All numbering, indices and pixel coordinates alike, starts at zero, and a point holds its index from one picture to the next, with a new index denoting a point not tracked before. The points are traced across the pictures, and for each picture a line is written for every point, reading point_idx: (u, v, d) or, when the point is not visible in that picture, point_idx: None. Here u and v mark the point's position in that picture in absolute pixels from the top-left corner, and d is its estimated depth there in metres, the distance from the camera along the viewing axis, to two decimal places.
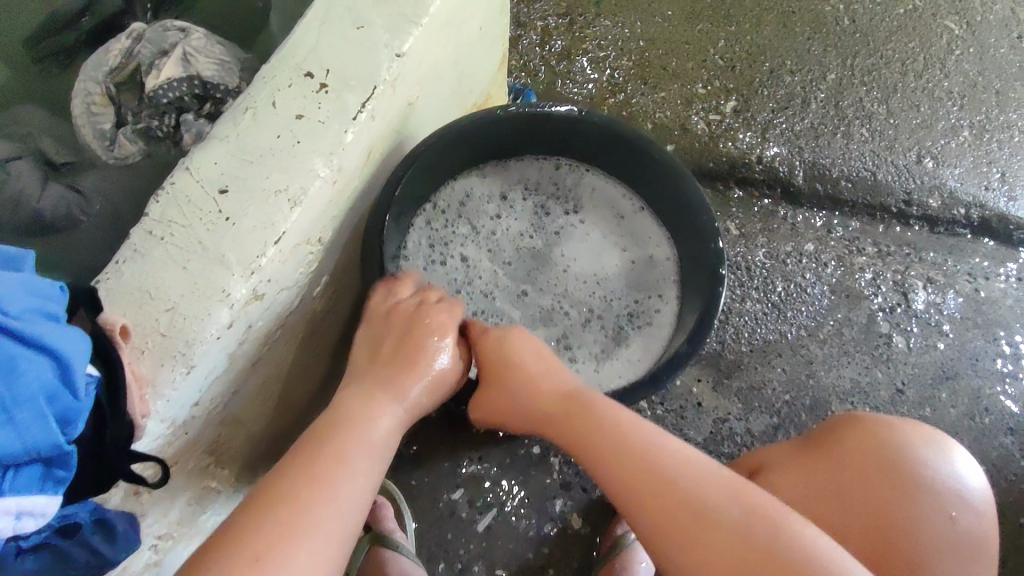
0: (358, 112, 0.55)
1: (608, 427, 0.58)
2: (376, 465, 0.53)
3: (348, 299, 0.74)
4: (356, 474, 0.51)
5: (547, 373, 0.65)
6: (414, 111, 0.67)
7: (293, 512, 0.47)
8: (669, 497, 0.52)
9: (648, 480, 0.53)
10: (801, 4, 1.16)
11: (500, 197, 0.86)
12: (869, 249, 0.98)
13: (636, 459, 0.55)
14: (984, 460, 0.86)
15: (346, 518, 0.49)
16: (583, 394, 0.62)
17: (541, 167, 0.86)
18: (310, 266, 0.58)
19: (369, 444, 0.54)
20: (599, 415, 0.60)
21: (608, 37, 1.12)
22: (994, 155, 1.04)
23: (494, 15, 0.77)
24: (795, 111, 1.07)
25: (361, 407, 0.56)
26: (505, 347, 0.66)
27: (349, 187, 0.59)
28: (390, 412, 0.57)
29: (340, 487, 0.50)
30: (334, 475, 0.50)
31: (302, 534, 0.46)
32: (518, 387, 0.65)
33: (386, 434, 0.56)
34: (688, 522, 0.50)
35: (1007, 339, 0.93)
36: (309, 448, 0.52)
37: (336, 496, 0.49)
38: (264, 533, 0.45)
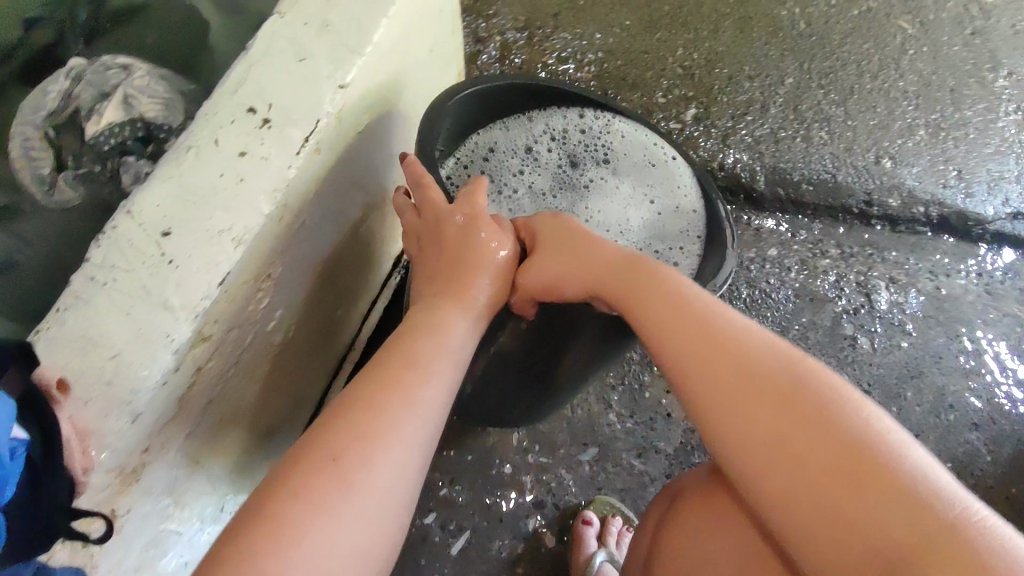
0: (302, 146, 0.55)
1: (662, 299, 0.57)
2: (451, 374, 0.58)
3: (311, 329, 0.74)
4: (432, 383, 0.56)
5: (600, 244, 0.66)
6: (364, 139, 0.67)
7: (370, 420, 0.51)
8: (724, 364, 0.51)
9: (701, 353, 0.52)
10: (756, 9, 1.17)
11: (526, 148, 0.87)
12: (832, 251, 0.99)
13: (698, 329, 0.54)
14: (949, 457, 0.87)
15: (423, 424, 0.54)
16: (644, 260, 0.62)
17: (567, 117, 0.85)
18: (261, 302, 0.58)
19: (445, 357, 0.59)
20: (656, 287, 0.58)
21: (567, 49, 1.12)
22: (950, 152, 1.06)
23: (445, 35, 0.77)
24: (755, 116, 1.08)
25: (434, 319, 0.61)
26: (556, 225, 0.69)
27: (297, 220, 0.59)
28: (461, 323, 0.62)
29: (418, 397, 0.54)
30: (410, 384, 0.55)
31: (383, 438, 0.51)
32: (571, 258, 0.65)
33: (460, 344, 0.61)
34: (736, 392, 0.49)
35: (969, 335, 0.94)
36: (385, 361, 0.57)
37: (415, 402, 0.54)
38: (344, 435, 0.50)
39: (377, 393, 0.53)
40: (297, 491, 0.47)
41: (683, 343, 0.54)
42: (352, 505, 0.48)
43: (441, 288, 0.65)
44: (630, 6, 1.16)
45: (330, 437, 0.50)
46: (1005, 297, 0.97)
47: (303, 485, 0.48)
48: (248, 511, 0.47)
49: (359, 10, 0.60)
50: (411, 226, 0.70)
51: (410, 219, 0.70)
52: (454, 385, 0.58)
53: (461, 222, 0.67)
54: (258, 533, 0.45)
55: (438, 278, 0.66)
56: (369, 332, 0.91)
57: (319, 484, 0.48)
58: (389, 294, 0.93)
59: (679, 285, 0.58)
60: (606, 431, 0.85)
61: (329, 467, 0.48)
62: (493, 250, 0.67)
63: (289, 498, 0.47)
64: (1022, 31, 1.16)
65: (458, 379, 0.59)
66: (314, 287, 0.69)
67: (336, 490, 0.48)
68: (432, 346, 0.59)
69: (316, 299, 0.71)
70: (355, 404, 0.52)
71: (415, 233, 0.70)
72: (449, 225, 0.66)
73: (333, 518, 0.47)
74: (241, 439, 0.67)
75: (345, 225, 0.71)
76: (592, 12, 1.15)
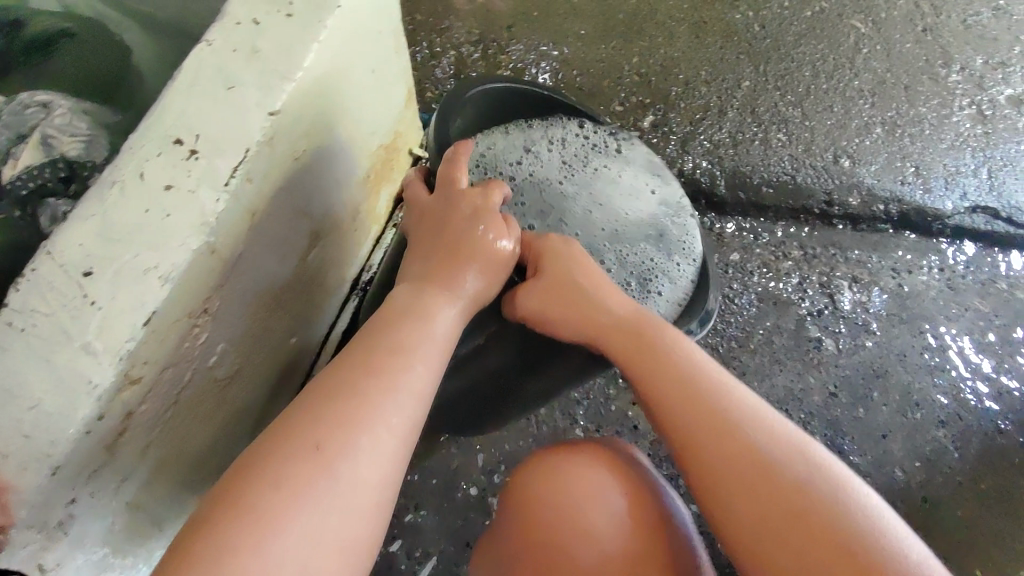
0: (230, 178, 0.53)
1: (662, 374, 0.58)
2: (436, 358, 0.56)
3: (263, 361, 0.72)
4: (415, 370, 0.54)
5: (606, 290, 0.64)
6: (304, 164, 0.65)
7: (350, 408, 0.50)
8: (722, 449, 0.52)
9: (699, 439, 0.53)
10: (710, 14, 1.17)
11: (524, 147, 0.75)
12: (794, 253, 0.99)
13: (705, 399, 0.55)
14: (917, 455, 0.86)
15: (404, 412, 0.52)
16: (650, 324, 0.61)
17: (566, 125, 0.77)
18: (198, 337, 0.56)
19: (427, 340, 0.57)
20: (652, 356, 0.59)
21: (522, 61, 1.11)
22: (907, 149, 1.06)
23: (388, 53, 0.76)
24: (713, 120, 1.08)
25: (420, 306, 0.59)
26: (564, 257, 0.64)
27: (234, 252, 0.57)
28: (447, 309, 0.60)
29: (400, 387, 0.53)
30: (395, 372, 0.53)
31: (362, 424, 0.50)
32: (569, 301, 0.63)
33: (444, 328, 0.59)
34: (736, 470, 0.51)
35: (933, 332, 0.94)
36: (369, 344, 0.55)
37: (396, 388, 0.53)
38: (323, 422, 0.49)
39: (359, 378, 0.52)
40: (271, 483, 0.46)
41: (680, 422, 0.55)
42: (330, 495, 0.46)
43: (429, 271, 0.62)
44: (584, 15, 1.16)
45: (309, 424, 0.49)
46: (967, 291, 0.97)
47: (279, 473, 0.47)
48: (220, 498, 0.46)
49: (288, 34, 0.59)
50: (420, 205, 0.69)
51: (422, 198, 0.69)
52: (439, 369, 0.57)
53: (471, 209, 0.64)
54: (229, 527, 0.44)
55: (429, 263, 0.63)
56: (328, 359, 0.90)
57: (297, 474, 0.47)
58: (348, 318, 0.92)
59: (680, 356, 0.58)
60: None
61: (312, 456, 0.48)
62: (494, 242, 0.63)
63: (263, 485, 0.46)
64: (973, 26, 1.17)
65: (443, 362, 0.57)
66: (261, 318, 0.67)
67: (313, 481, 0.47)
68: (415, 330, 0.57)
69: (263, 330, 0.69)
70: (336, 391, 0.51)
71: (421, 212, 0.68)
72: (457, 209, 0.65)
73: (309, 512, 0.46)
74: (191, 478, 0.65)
75: (293, 252, 0.69)
76: (547, 23, 1.15)
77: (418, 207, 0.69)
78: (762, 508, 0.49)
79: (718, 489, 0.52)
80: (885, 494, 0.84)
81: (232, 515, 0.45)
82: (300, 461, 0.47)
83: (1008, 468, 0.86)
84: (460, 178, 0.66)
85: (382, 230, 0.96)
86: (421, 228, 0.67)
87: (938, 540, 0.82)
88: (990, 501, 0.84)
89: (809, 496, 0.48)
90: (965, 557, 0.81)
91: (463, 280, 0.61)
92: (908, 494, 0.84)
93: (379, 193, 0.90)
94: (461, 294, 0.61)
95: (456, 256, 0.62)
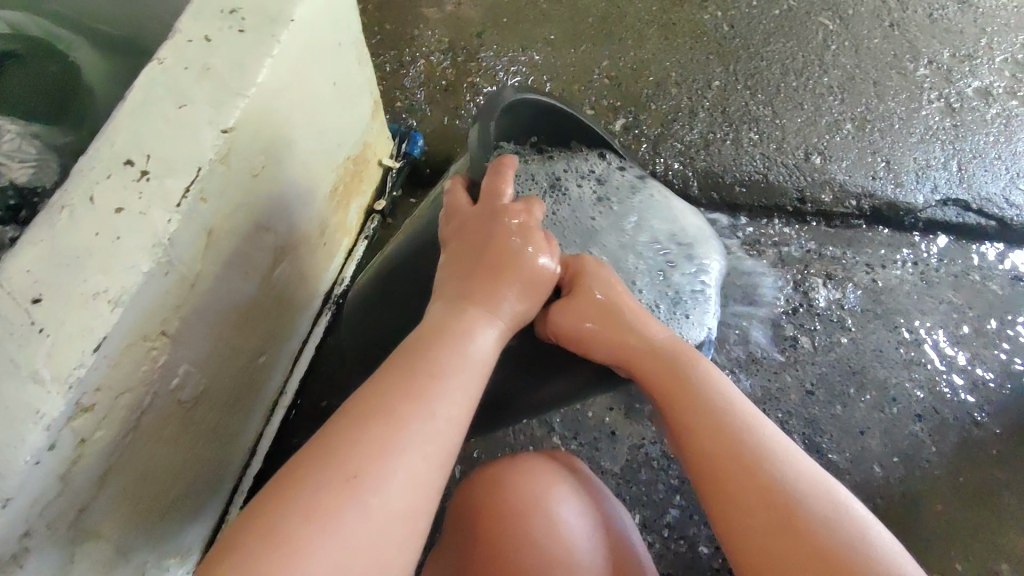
0: (182, 198, 0.53)
1: (689, 403, 0.56)
2: (474, 380, 0.53)
3: (231, 380, 0.71)
4: (450, 397, 0.51)
5: (639, 319, 0.62)
6: (263, 180, 0.64)
7: (387, 431, 0.48)
8: (749, 487, 0.50)
9: (716, 467, 0.53)
10: (679, 15, 1.17)
11: (550, 182, 0.73)
12: (768, 251, 0.99)
13: (734, 429, 0.54)
14: (895, 451, 0.86)
15: (441, 436, 0.49)
16: (685, 356, 0.59)
17: (590, 159, 0.75)
18: (157, 360, 0.55)
19: (464, 359, 0.54)
20: (682, 384, 0.57)
21: (492, 68, 1.11)
22: (878, 144, 1.06)
23: (349, 65, 0.76)
24: (684, 121, 1.08)
25: (458, 326, 0.56)
26: (598, 280, 0.63)
27: (191, 273, 0.56)
28: (485, 327, 0.57)
29: (433, 414, 0.50)
30: (430, 396, 0.50)
31: (398, 449, 0.47)
32: (600, 322, 0.62)
33: (484, 348, 0.55)
34: (761, 504, 0.50)
35: (908, 326, 0.94)
36: (405, 364, 0.52)
37: (434, 413, 0.50)
38: (357, 446, 0.47)
39: (396, 400, 0.50)
40: (305, 506, 0.44)
41: (701, 448, 0.54)
42: (366, 523, 0.44)
43: (467, 288, 0.59)
44: (553, 19, 1.16)
45: (341, 447, 0.47)
46: (941, 284, 0.98)
47: (313, 498, 0.44)
48: (251, 520, 0.44)
49: (240, 51, 0.58)
50: (460, 212, 0.65)
51: (464, 206, 0.66)
52: (476, 391, 0.54)
53: (516, 221, 0.62)
54: (253, 551, 0.42)
55: (468, 278, 0.60)
56: (302, 374, 0.89)
57: (333, 499, 0.44)
58: (320, 333, 0.91)
59: (711, 388, 0.57)
60: None
61: (344, 482, 0.45)
62: (537, 259, 0.61)
63: (298, 510, 0.44)
64: (940, 19, 1.18)
65: (480, 384, 0.54)
66: (226, 338, 0.67)
67: (348, 508, 0.44)
68: (451, 350, 0.54)
69: (230, 350, 0.68)
70: (370, 412, 0.49)
71: (460, 220, 0.65)
72: (502, 219, 0.62)
73: (343, 541, 0.43)
74: (159, 503, 0.64)
75: (256, 270, 0.68)
76: (516, 28, 1.15)
77: (456, 215, 0.65)
78: (785, 544, 0.48)
79: (738, 518, 0.50)
80: (865, 491, 0.84)
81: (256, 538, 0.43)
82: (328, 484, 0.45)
83: (986, 461, 0.86)
84: (506, 188, 0.65)
85: (354, 242, 0.95)
86: (460, 238, 0.63)
87: (919, 536, 0.82)
88: (968, 494, 0.84)
89: (833, 534, 0.47)
90: (946, 552, 0.81)
91: (503, 297, 0.59)
92: (887, 490, 0.84)
93: (348, 207, 0.89)
94: (500, 311, 0.58)
95: (499, 270, 0.59)
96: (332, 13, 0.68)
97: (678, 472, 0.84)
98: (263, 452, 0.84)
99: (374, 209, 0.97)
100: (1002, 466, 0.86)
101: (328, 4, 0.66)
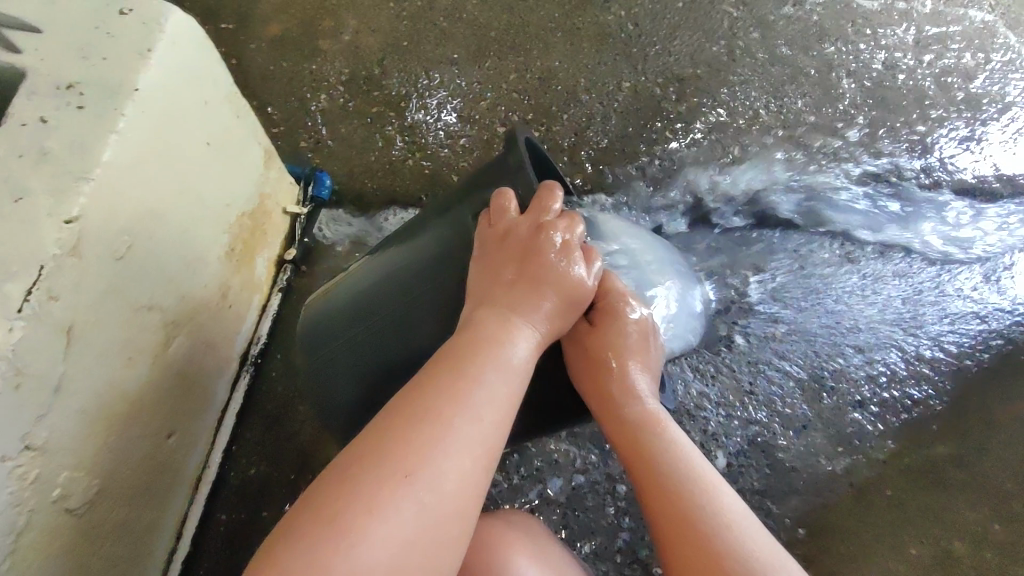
0: (24, 302, 0.49)
1: (654, 449, 0.60)
2: (515, 385, 0.53)
3: (140, 468, 0.67)
4: (489, 401, 0.51)
5: (644, 363, 0.67)
6: (139, 259, 0.60)
7: (436, 431, 0.48)
8: (706, 554, 0.52)
9: (675, 524, 0.55)
10: (583, 18, 1.15)
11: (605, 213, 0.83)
12: (696, 250, 0.98)
13: (701, 496, 0.55)
14: (838, 440, 0.86)
15: (485, 440, 0.49)
16: (667, 420, 0.63)
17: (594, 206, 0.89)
18: (27, 477, 0.52)
19: (506, 364, 0.54)
20: (652, 431, 0.61)
21: (396, 96, 1.07)
22: (792, 128, 1.06)
23: (224, 120, 0.72)
24: (597, 127, 1.05)
25: (499, 332, 0.55)
26: (614, 334, 0.65)
27: (55, 376, 0.52)
28: (527, 336, 0.56)
29: (475, 418, 0.50)
30: (468, 400, 0.50)
31: (442, 453, 0.47)
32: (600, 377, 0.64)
33: (525, 355, 0.55)
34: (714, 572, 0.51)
35: (840, 310, 0.94)
36: (449, 363, 0.52)
37: (478, 417, 0.50)
38: (401, 448, 0.47)
39: (442, 402, 0.49)
40: (354, 501, 0.44)
41: (666, 507, 0.56)
42: (414, 523, 0.44)
43: (513, 299, 0.58)
44: (455, 38, 1.13)
45: (385, 449, 0.47)
46: (868, 263, 0.97)
47: (367, 491, 0.45)
48: (301, 517, 0.44)
49: (81, 131, 0.54)
50: (505, 221, 0.61)
51: (510, 213, 0.62)
52: (517, 398, 0.54)
53: (563, 240, 0.60)
54: (301, 545, 0.43)
55: (513, 290, 0.58)
56: (227, 444, 0.84)
57: (384, 496, 0.44)
58: (241, 398, 0.86)
59: (676, 445, 0.60)
60: (493, 492, 0.82)
61: (392, 482, 0.45)
62: (580, 278, 0.60)
63: (349, 506, 0.44)
64: None
65: (521, 390, 0.54)
66: (123, 429, 0.62)
67: (398, 504, 0.44)
68: (494, 354, 0.54)
69: (133, 437, 0.64)
70: (414, 412, 0.49)
71: (505, 229, 0.61)
72: (550, 235, 0.60)
73: (394, 534, 0.43)
74: None
75: (149, 352, 0.64)
76: (418, 51, 1.11)
77: (500, 224, 0.62)
78: None
79: None
80: (813, 486, 0.83)
81: (306, 530, 0.44)
82: (370, 484, 0.45)
83: (928, 438, 0.86)
84: (554, 205, 0.62)
85: (268, 296, 0.91)
86: (504, 248, 0.60)
87: (869, 522, 0.82)
88: (914, 474, 0.84)
89: None
90: (897, 538, 0.81)
91: (544, 308, 0.58)
92: (834, 482, 0.84)
93: (254, 264, 0.85)
94: (542, 324, 0.58)
95: (548, 286, 0.58)
96: (189, 73, 0.64)
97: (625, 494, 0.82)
98: (191, 535, 0.78)
99: (285, 259, 0.93)
100: (944, 441, 0.86)
101: (182, 64, 0.62)
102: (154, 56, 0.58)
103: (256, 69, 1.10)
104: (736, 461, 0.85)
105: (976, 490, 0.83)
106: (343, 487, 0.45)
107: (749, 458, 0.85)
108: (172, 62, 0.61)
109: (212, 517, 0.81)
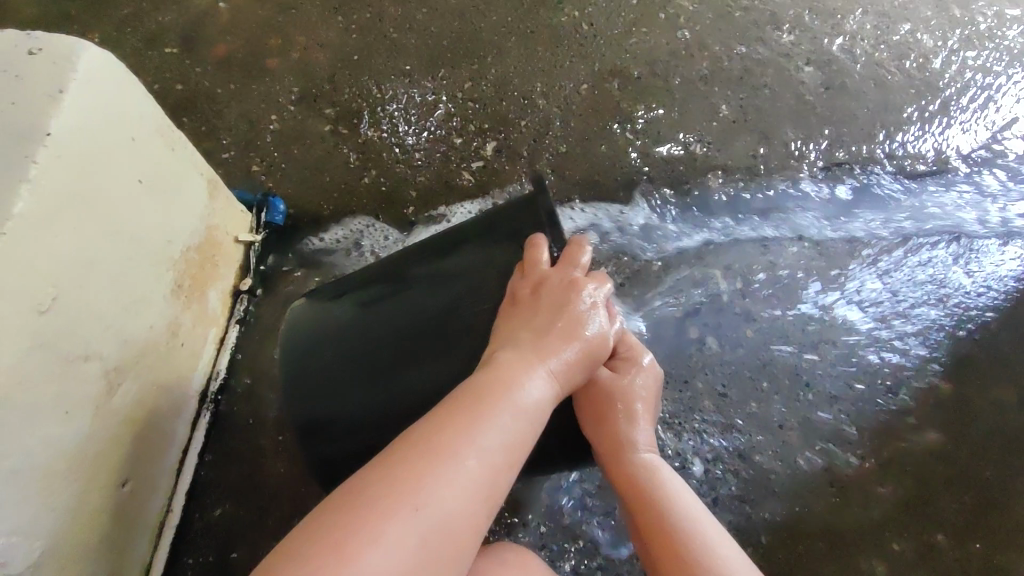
0: None
1: (654, 497, 0.61)
2: (528, 429, 0.52)
3: (92, 519, 0.64)
4: (499, 441, 0.49)
5: (649, 417, 0.67)
6: (69, 310, 0.57)
7: (444, 467, 0.46)
8: None
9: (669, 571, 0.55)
10: (536, 20, 1.12)
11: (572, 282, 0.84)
12: (663, 253, 0.96)
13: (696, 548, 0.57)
14: (815, 438, 0.84)
15: (490, 484, 0.48)
16: (669, 473, 0.64)
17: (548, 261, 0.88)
18: None
19: (519, 405, 0.52)
20: (654, 482, 0.63)
21: (349, 111, 1.05)
22: (754, 120, 1.04)
23: (158, 155, 0.69)
24: (556, 133, 1.03)
25: (516, 373, 0.54)
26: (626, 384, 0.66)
27: None
28: (545, 382, 0.55)
29: (484, 459, 0.48)
30: (478, 438, 0.49)
31: (447, 490, 0.45)
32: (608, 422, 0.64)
33: (540, 399, 0.54)
34: None
35: (810, 304, 0.92)
36: (464, 398, 0.51)
37: (486, 458, 0.48)
38: (407, 480, 0.45)
39: (453, 438, 0.48)
40: (355, 528, 0.42)
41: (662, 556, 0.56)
42: (410, 560, 0.42)
43: (536, 345, 0.57)
44: (407, 50, 1.10)
45: (391, 479, 0.45)
46: (837, 254, 0.95)
47: (365, 519, 0.43)
48: (300, 545, 0.42)
49: None
50: (536, 271, 0.61)
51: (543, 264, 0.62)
52: (528, 441, 0.52)
53: (591, 298, 0.61)
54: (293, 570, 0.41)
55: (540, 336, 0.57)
56: (189, 484, 0.81)
57: (384, 529, 0.43)
58: (203, 437, 0.83)
59: (675, 496, 0.61)
60: None
61: (393, 512, 0.43)
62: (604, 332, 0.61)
63: (350, 531, 0.42)
64: None
65: (533, 434, 0.52)
66: (65, 487, 0.60)
67: (397, 538, 0.42)
68: (508, 392, 0.52)
69: (82, 491, 0.62)
70: (423, 444, 0.47)
71: (537, 280, 0.61)
72: (583, 290, 0.61)
73: (390, 568, 0.42)
74: None
75: (93, 402, 0.62)
76: (370, 65, 1.09)
77: (531, 274, 0.62)
78: None
79: None
80: (791, 487, 0.82)
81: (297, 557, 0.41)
82: (370, 513, 0.43)
83: (905, 431, 0.85)
84: (583, 260, 0.64)
85: (225, 329, 0.89)
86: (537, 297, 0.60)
87: (850, 518, 0.80)
88: (893, 468, 0.83)
89: None
90: (880, 534, 0.79)
91: (566, 354, 0.57)
92: (814, 482, 0.82)
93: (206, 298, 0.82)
94: (564, 370, 0.57)
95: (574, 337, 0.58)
96: (111, 110, 0.61)
97: (603, 509, 0.80)
98: None
99: (241, 289, 0.91)
100: (921, 433, 0.84)
101: (103, 102, 0.60)
102: (67, 96, 0.56)
103: (204, 94, 1.06)
104: (714, 467, 0.83)
105: (955, 479, 0.82)
106: (344, 513, 0.43)
107: (727, 464, 0.83)
108: (89, 103, 0.58)
109: (180, 561, 0.79)
